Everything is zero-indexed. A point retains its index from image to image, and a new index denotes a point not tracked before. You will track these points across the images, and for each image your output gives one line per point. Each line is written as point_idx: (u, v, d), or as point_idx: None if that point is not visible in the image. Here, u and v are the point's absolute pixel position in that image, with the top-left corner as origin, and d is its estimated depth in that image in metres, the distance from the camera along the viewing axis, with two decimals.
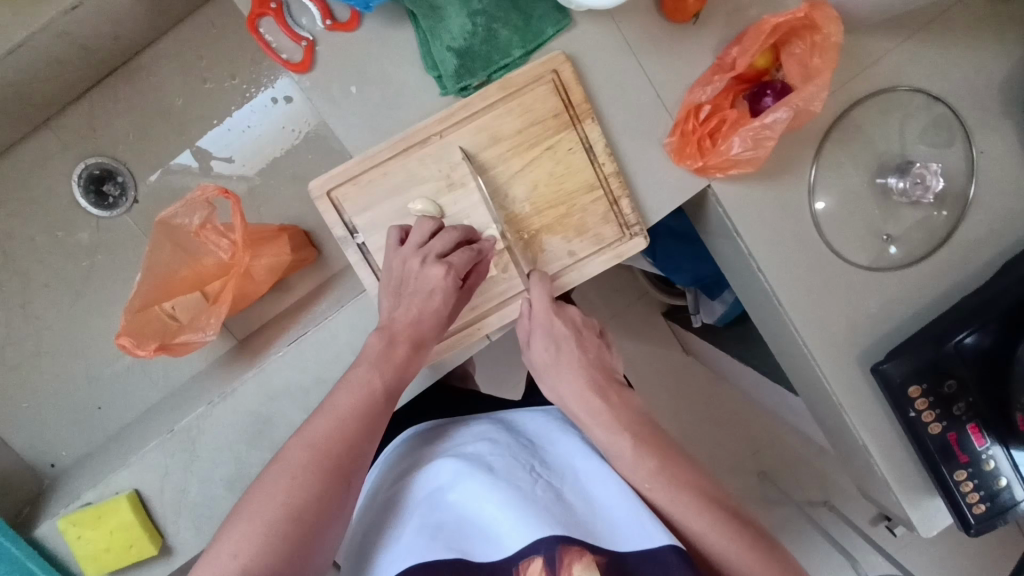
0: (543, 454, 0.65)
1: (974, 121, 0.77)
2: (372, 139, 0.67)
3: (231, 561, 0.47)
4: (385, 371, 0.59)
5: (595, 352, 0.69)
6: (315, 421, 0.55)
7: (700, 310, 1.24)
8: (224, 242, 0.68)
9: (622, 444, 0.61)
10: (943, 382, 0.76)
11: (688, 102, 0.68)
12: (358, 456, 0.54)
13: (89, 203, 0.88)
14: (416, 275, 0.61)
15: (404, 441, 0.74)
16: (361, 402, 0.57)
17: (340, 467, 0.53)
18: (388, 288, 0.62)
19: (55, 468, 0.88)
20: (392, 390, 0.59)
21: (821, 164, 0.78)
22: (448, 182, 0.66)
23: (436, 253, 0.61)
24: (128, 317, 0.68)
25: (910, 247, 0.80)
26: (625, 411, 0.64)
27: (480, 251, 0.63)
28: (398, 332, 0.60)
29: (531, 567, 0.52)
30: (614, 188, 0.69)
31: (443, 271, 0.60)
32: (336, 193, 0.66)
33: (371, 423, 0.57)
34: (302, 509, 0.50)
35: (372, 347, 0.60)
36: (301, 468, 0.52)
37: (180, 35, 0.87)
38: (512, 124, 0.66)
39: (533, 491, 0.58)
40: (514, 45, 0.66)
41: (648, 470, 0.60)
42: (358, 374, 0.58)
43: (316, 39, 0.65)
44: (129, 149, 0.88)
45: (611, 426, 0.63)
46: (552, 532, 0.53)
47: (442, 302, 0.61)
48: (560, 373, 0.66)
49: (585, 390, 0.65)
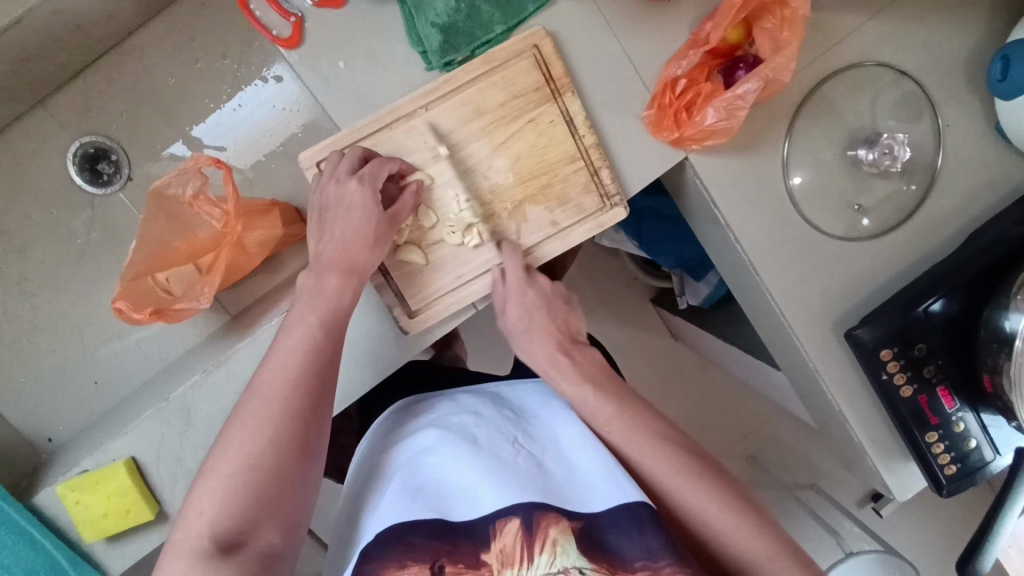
0: (525, 426, 0.67)
1: (940, 97, 0.80)
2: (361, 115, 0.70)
3: (200, 517, 0.51)
4: (320, 305, 0.60)
5: (564, 319, 0.71)
6: (264, 369, 0.57)
7: (686, 292, 1.27)
8: (217, 212, 0.70)
9: (586, 396, 0.64)
10: (913, 346, 0.79)
11: (664, 76, 0.71)
12: (304, 395, 0.56)
13: (84, 181, 0.90)
14: (334, 194, 0.63)
15: (388, 415, 0.75)
16: (304, 342, 0.58)
17: (289, 412, 0.55)
18: (313, 220, 0.64)
19: (53, 443, 0.90)
20: (334, 322, 0.60)
21: (794, 138, 0.81)
22: (433, 154, 0.68)
23: (347, 171, 0.64)
24: (123, 285, 0.70)
25: (881, 218, 0.83)
26: (588, 366, 0.67)
27: (391, 162, 0.65)
28: (329, 259, 0.62)
29: (507, 526, 0.55)
30: (594, 159, 0.71)
31: (356, 183, 0.63)
32: (326, 164, 0.68)
33: (314, 361, 0.58)
34: (257, 458, 0.53)
35: (304, 285, 0.61)
36: (251, 420, 0.54)
37: (172, 17, 0.89)
38: (495, 97, 0.69)
39: (514, 462, 0.61)
40: (496, 21, 0.68)
41: (608, 415, 0.63)
42: (299, 315, 0.59)
43: (304, 15, 0.68)
44: (123, 129, 0.90)
45: (576, 379, 0.65)
46: (531, 498, 0.56)
47: (364, 215, 0.63)
48: (530, 337, 0.68)
49: (553, 352, 0.67)
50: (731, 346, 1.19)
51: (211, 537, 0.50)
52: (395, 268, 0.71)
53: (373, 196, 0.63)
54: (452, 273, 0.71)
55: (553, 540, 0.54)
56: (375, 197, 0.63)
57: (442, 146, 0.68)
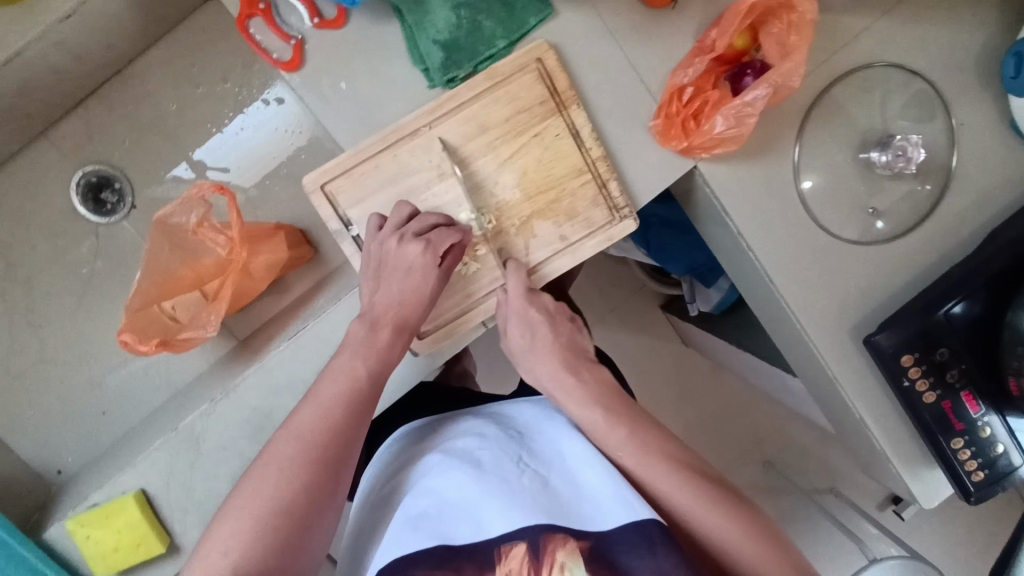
0: (529, 443, 0.65)
1: (953, 95, 0.79)
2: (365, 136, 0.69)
3: (221, 558, 0.48)
4: (366, 355, 0.60)
5: (569, 336, 0.68)
6: (302, 411, 0.56)
7: (697, 299, 1.25)
8: (222, 238, 0.69)
9: (595, 418, 0.62)
10: (934, 351, 0.77)
11: (670, 85, 0.70)
12: (346, 445, 0.56)
13: (87, 210, 0.90)
14: (393, 253, 0.62)
15: (396, 442, 0.73)
16: (345, 390, 0.58)
17: (326, 456, 0.54)
18: (368, 270, 0.64)
19: (62, 475, 0.89)
20: (377, 376, 0.60)
21: (804, 142, 0.79)
22: (438, 173, 0.67)
23: (413, 232, 0.63)
24: (129, 316, 0.69)
25: (895, 221, 0.81)
26: (595, 383, 0.65)
27: (457, 232, 0.64)
28: (381, 315, 0.62)
29: (514, 550, 0.54)
30: (601, 171, 0.70)
31: (420, 248, 0.61)
32: (330, 187, 0.67)
33: (356, 411, 0.57)
34: (289, 501, 0.51)
35: (355, 336, 0.61)
36: (282, 461, 0.53)
37: (172, 43, 0.89)
38: (500, 113, 0.68)
39: (517, 481, 0.59)
40: (498, 36, 0.67)
41: (621, 438, 0.60)
42: (341, 363, 0.59)
43: (305, 38, 0.67)
44: (125, 156, 0.90)
45: (584, 400, 0.63)
46: (537, 520, 0.54)
47: (422, 282, 0.62)
48: (534, 359, 0.66)
49: (559, 370, 0.65)
50: (744, 353, 1.17)
51: None
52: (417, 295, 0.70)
53: (434, 261, 0.62)
54: (463, 292, 0.70)
55: (561, 564, 0.53)
56: (436, 267, 0.63)
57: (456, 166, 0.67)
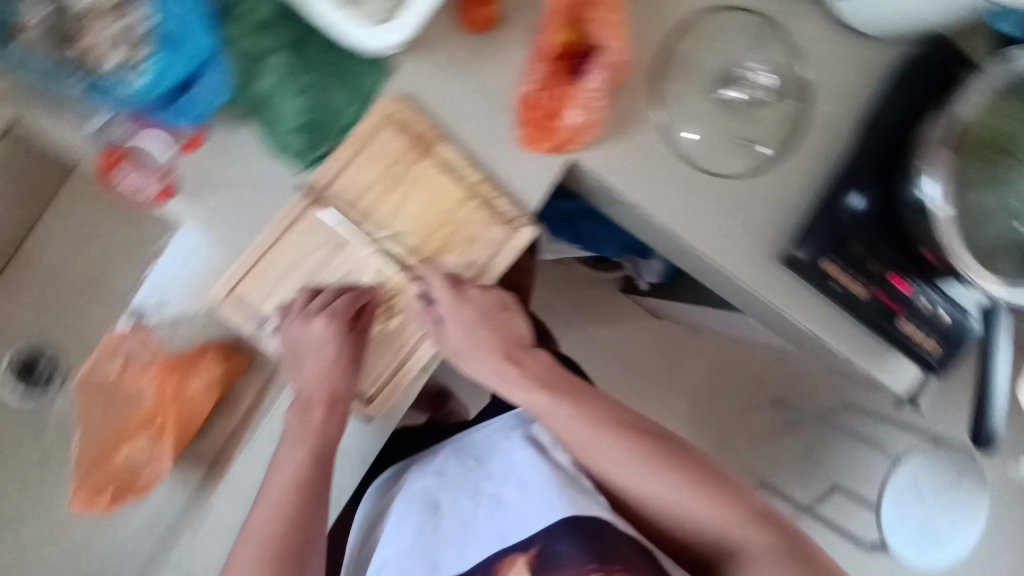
0: (483, 470, 0.80)
1: (781, 16, 0.85)
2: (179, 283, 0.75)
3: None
4: (307, 435, 0.70)
5: (503, 328, 0.78)
6: (271, 481, 0.70)
7: (643, 274, 1.28)
8: (146, 377, 0.75)
9: (539, 399, 0.75)
10: (848, 247, 0.80)
11: (520, 96, 0.74)
12: (311, 513, 0.70)
13: (14, 396, 0.84)
14: (303, 333, 0.70)
15: (385, 483, 0.87)
16: (294, 473, 0.69)
17: (296, 521, 0.69)
18: (289, 355, 0.72)
19: None
20: (320, 451, 0.70)
21: (668, 102, 0.84)
22: (336, 243, 0.70)
23: (314, 309, 0.70)
24: (85, 475, 0.75)
25: (776, 142, 0.85)
26: (538, 369, 0.78)
27: (360, 294, 0.72)
28: (312, 396, 0.71)
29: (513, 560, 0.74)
30: (486, 193, 0.73)
31: (324, 321, 0.68)
32: (237, 290, 0.69)
33: (314, 482, 0.70)
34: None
35: (293, 420, 0.70)
36: (261, 533, 0.68)
37: (57, 210, 0.90)
38: (371, 172, 0.70)
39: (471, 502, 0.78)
40: (348, 105, 0.71)
41: (567, 415, 0.74)
42: (286, 452, 0.70)
43: (171, 167, 0.70)
44: (41, 332, 0.88)
45: (527, 387, 0.76)
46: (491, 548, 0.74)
47: (335, 350, 0.70)
48: (474, 359, 0.76)
49: (500, 364, 0.77)
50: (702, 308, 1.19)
51: None
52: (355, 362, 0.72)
53: (341, 327, 0.70)
54: (394, 349, 0.75)
55: None
56: (343, 334, 0.70)
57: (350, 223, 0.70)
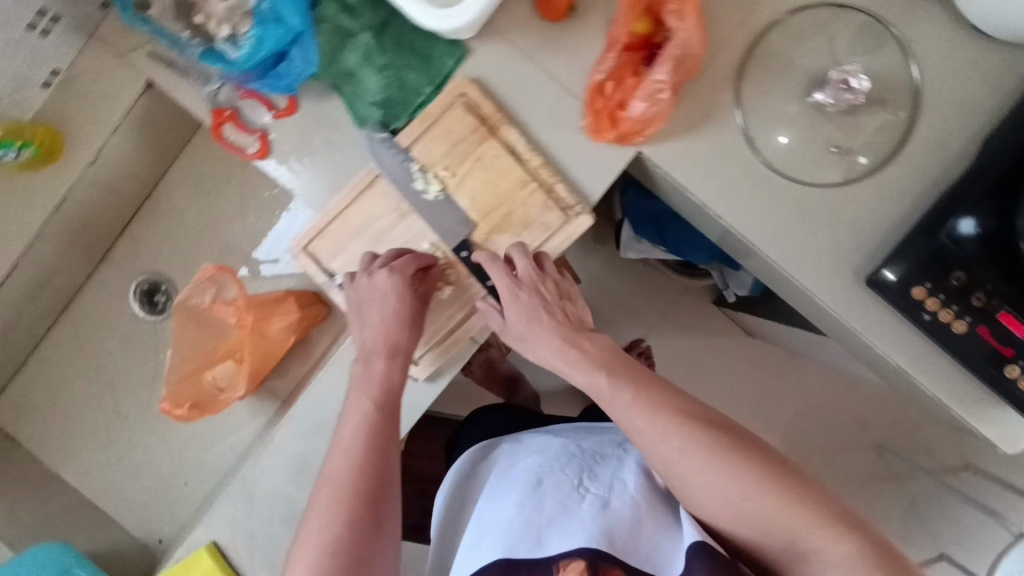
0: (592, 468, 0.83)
1: (899, 20, 0.77)
2: (281, 246, 0.96)
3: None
4: (370, 390, 0.71)
5: (563, 313, 0.72)
6: (348, 426, 0.69)
7: (730, 285, 1.28)
8: (231, 311, 0.83)
9: (601, 382, 0.67)
10: (950, 276, 0.73)
11: (590, 84, 0.74)
12: (385, 487, 0.67)
13: (141, 312, 0.99)
14: (368, 287, 0.72)
15: (466, 459, 0.98)
16: (364, 425, 0.69)
17: (367, 493, 0.65)
18: (354, 311, 0.74)
19: (162, 542, 0.96)
20: (387, 401, 0.71)
21: (750, 104, 0.79)
22: (399, 213, 0.76)
23: (378, 265, 0.73)
24: (172, 388, 0.82)
25: (874, 154, 0.78)
26: (599, 353, 0.69)
27: (421, 260, 0.74)
28: (373, 349, 0.72)
29: (571, 565, 0.70)
30: (546, 178, 0.75)
31: (387, 274, 0.71)
32: (311, 247, 0.77)
33: (386, 430, 0.70)
34: (333, 541, 0.62)
35: (358, 375, 0.71)
36: (328, 508, 0.64)
37: (183, 165, 0.99)
38: (439, 149, 0.75)
39: (578, 506, 0.77)
40: (423, 84, 0.75)
41: (629, 399, 0.66)
42: (354, 402, 0.70)
43: (266, 129, 0.78)
44: (158, 256, 0.98)
45: (588, 367, 0.69)
46: (592, 544, 0.70)
47: (397, 301, 0.71)
48: (536, 341, 0.71)
49: (560, 346, 0.70)
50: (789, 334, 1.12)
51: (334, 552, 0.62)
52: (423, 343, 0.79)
53: (404, 278, 0.72)
54: (450, 309, 0.78)
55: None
56: (404, 285, 0.72)
57: (426, 185, 0.75)
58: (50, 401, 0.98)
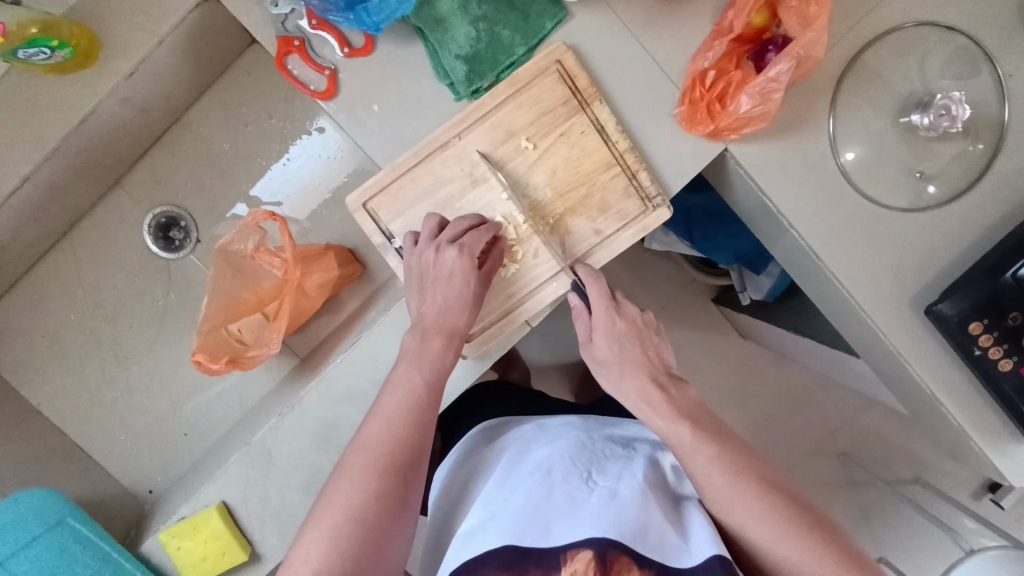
0: (602, 459, 0.67)
1: (998, 48, 0.73)
2: (286, 186, 1.02)
3: (302, 566, 0.53)
4: (421, 364, 0.64)
5: (653, 350, 0.70)
6: (387, 395, 0.63)
7: (747, 286, 1.20)
8: (277, 261, 0.76)
9: (683, 434, 0.62)
10: (1006, 315, 0.70)
11: (692, 71, 0.70)
12: (416, 451, 0.60)
13: (159, 248, 1.01)
14: (433, 263, 0.66)
15: (473, 436, 0.84)
16: (405, 400, 0.62)
17: (397, 465, 0.59)
18: (413, 284, 0.68)
19: (153, 494, 1.01)
20: (434, 382, 0.64)
21: (839, 115, 0.77)
22: (471, 180, 0.70)
23: (448, 239, 0.66)
24: (201, 338, 0.76)
25: (948, 183, 0.76)
26: (685, 403, 0.65)
27: (489, 232, 0.67)
28: (430, 325, 0.66)
29: (579, 557, 0.55)
30: (630, 164, 0.71)
31: (457, 252, 0.65)
32: (371, 204, 0.71)
33: (422, 418, 0.62)
34: (361, 510, 0.56)
35: (409, 347, 0.65)
36: (354, 470, 0.58)
37: (221, 90, 1.00)
38: (525, 117, 0.70)
39: (588, 499, 0.61)
40: (517, 43, 0.70)
41: (709, 457, 0.60)
42: (401, 374, 0.64)
43: (337, 67, 0.71)
44: (186, 196, 1.01)
45: (671, 415, 0.63)
46: (604, 533, 0.55)
47: (463, 284, 0.65)
48: (621, 373, 0.68)
49: (646, 386, 0.66)
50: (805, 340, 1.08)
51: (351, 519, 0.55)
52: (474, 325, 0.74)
53: (472, 263, 0.65)
54: (506, 291, 0.72)
55: None
56: (473, 266, 0.65)
57: (495, 170, 0.70)
58: (75, 313, 1.00)
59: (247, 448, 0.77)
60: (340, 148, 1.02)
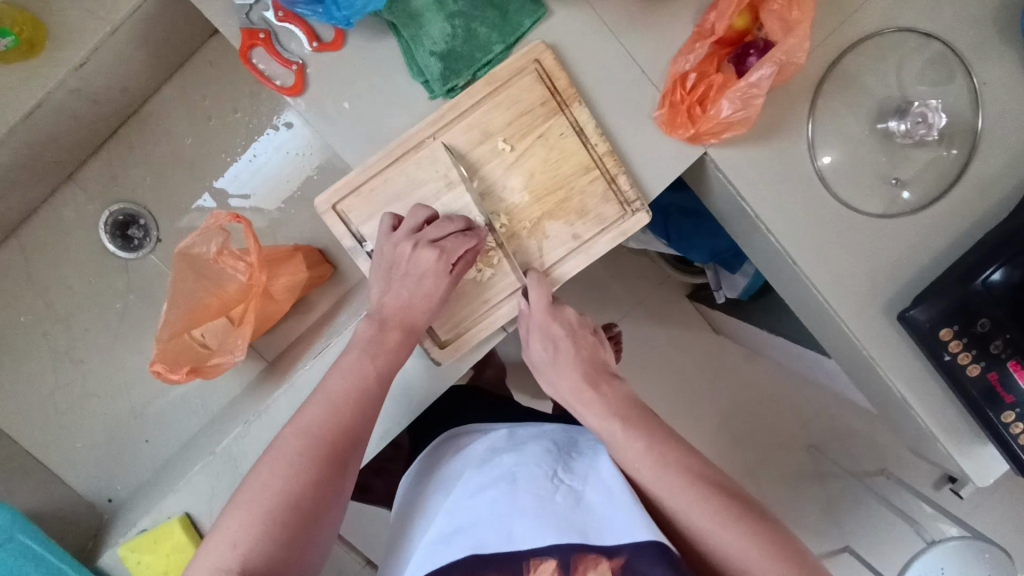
0: (568, 460, 0.66)
1: (973, 55, 0.74)
2: (251, 180, 0.98)
3: (230, 551, 0.50)
4: (376, 356, 0.62)
5: (589, 350, 0.70)
6: (333, 379, 0.60)
7: (723, 285, 1.20)
8: (241, 264, 0.73)
9: (614, 430, 0.62)
10: (974, 322, 0.70)
11: (672, 73, 0.69)
12: (354, 443, 0.58)
13: (117, 247, 0.97)
14: (408, 259, 0.63)
15: (429, 451, 0.81)
16: (351, 388, 0.59)
17: (336, 454, 0.56)
18: (379, 271, 0.65)
19: (113, 503, 0.97)
20: (384, 375, 0.62)
21: (818, 119, 0.76)
22: (447, 182, 0.68)
23: (428, 239, 0.63)
24: (161, 346, 0.73)
25: (922, 189, 0.76)
26: (617, 399, 0.65)
27: (472, 237, 0.65)
28: (389, 316, 0.64)
29: (544, 567, 0.56)
30: (609, 167, 0.69)
31: (436, 256, 0.63)
32: (341, 206, 0.68)
33: (366, 409, 0.60)
34: (295, 495, 0.53)
35: (363, 336, 0.63)
36: (290, 452, 0.55)
37: (183, 80, 0.95)
38: (502, 117, 0.68)
39: (552, 499, 0.60)
40: (494, 41, 0.67)
41: (638, 450, 0.60)
42: (349, 362, 0.61)
43: (305, 62, 0.67)
44: (146, 192, 0.97)
45: (603, 413, 0.64)
46: (568, 540, 0.56)
47: (433, 287, 0.64)
48: (555, 371, 0.68)
49: (579, 384, 0.66)
50: (779, 339, 1.08)
51: (282, 503, 0.53)
52: (442, 325, 0.71)
53: (446, 267, 0.64)
54: (478, 299, 0.71)
55: None
56: (447, 274, 0.64)
57: (468, 171, 0.68)
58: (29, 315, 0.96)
59: (211, 456, 0.74)
60: (308, 143, 0.98)
